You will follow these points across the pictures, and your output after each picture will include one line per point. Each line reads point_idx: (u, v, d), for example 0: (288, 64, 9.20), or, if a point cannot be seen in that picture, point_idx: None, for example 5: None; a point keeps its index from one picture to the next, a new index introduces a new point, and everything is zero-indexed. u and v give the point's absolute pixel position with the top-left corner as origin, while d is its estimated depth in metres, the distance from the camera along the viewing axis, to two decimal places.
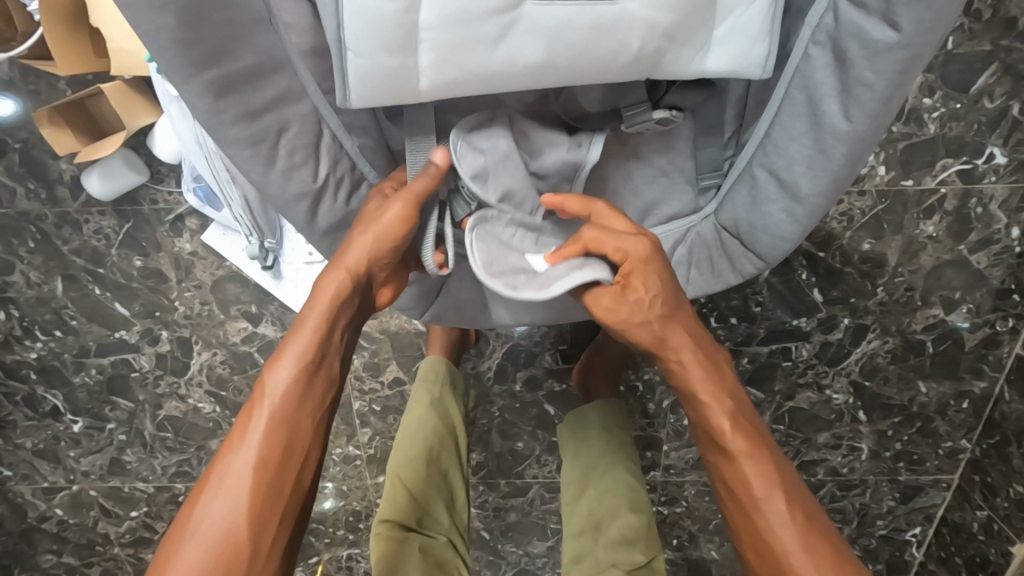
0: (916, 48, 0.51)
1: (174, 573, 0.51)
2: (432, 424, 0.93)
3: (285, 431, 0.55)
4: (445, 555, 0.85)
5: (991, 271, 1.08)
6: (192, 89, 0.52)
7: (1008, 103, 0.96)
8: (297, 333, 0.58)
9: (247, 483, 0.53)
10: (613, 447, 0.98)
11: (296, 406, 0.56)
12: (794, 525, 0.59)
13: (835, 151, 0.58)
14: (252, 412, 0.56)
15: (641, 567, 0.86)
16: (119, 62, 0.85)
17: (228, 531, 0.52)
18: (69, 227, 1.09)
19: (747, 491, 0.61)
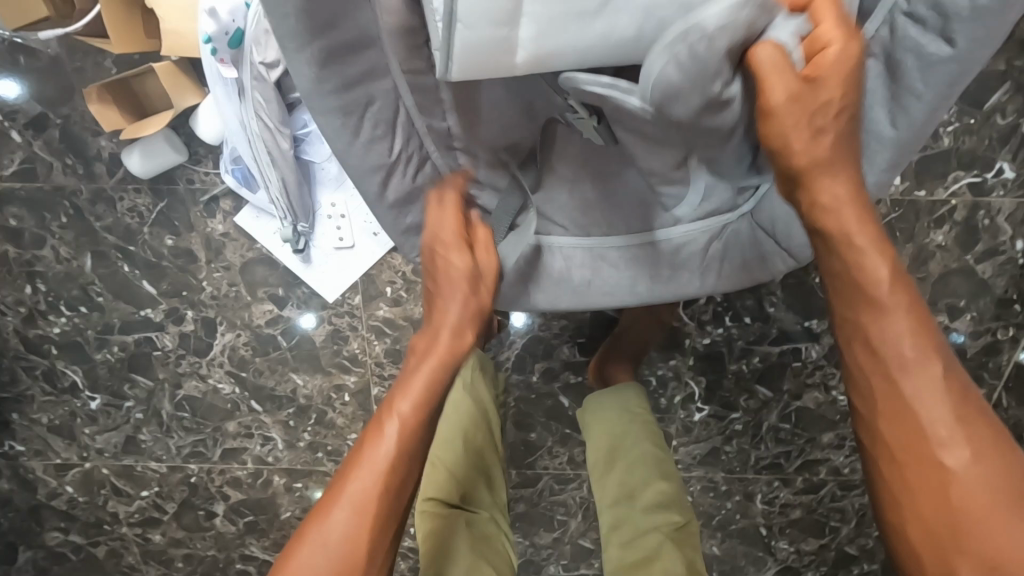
0: (966, 61, 0.54)
1: (329, 527, 0.56)
2: (465, 408, 0.96)
3: (429, 409, 0.60)
4: (489, 531, 0.88)
5: (995, 281, 1.12)
6: (302, 57, 0.55)
7: (1019, 120, 1.01)
8: (432, 350, 0.63)
9: (381, 474, 0.57)
10: (636, 424, 1.02)
11: (438, 387, 0.62)
12: (943, 390, 0.53)
13: (878, 157, 0.61)
14: (387, 418, 0.59)
15: (681, 526, 0.90)
16: (171, 42, 0.87)
17: (360, 512, 0.56)
18: (103, 204, 1.10)
19: (895, 344, 0.54)
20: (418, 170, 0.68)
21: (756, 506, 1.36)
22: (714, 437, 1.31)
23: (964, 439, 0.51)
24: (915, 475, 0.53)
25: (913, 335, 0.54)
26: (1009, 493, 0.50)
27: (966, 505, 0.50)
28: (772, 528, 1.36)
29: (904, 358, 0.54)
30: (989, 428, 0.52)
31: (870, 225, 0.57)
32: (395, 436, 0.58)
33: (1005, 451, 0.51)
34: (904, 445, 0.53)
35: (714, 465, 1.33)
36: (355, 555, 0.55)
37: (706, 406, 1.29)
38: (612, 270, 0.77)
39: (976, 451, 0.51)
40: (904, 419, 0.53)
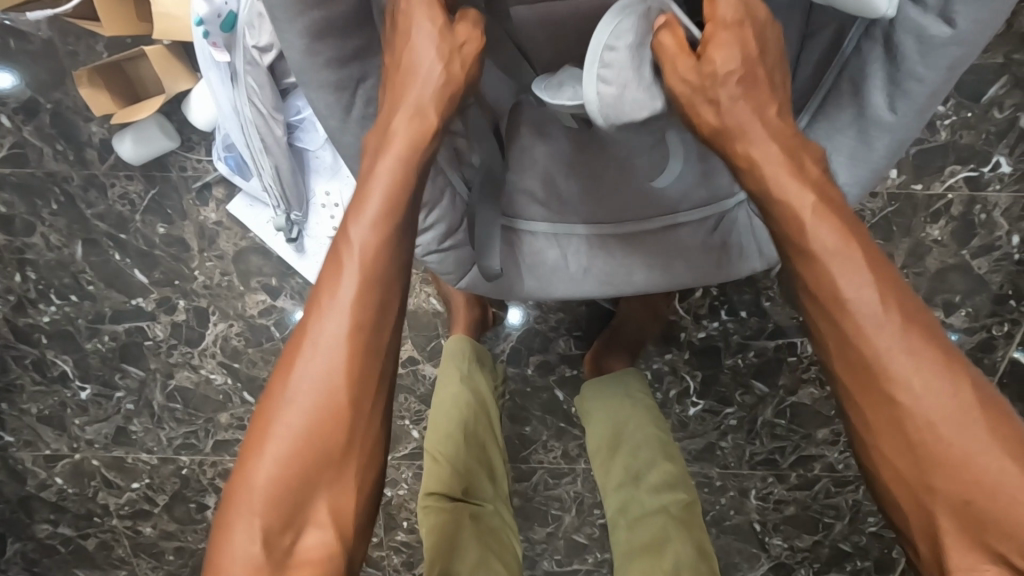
0: (969, 44, 0.54)
1: (280, 436, 0.49)
2: (466, 400, 0.94)
3: (375, 289, 0.52)
4: (494, 523, 0.87)
5: (991, 276, 1.12)
6: (296, 27, 0.54)
7: (1016, 114, 1.01)
8: (375, 184, 0.54)
9: (341, 341, 0.51)
10: (638, 408, 1.00)
11: (382, 261, 0.53)
12: (889, 324, 0.51)
13: (877, 143, 0.60)
14: (337, 275, 0.52)
15: (688, 505, 0.91)
16: (162, 25, 0.86)
17: (323, 392, 0.50)
18: (95, 191, 1.09)
19: (829, 284, 0.53)
20: None
21: (751, 502, 1.35)
22: (709, 432, 1.31)
23: (916, 372, 0.50)
24: (875, 415, 0.52)
25: (854, 271, 0.53)
26: (964, 414, 0.49)
27: (926, 438, 0.50)
28: (766, 524, 1.36)
29: (841, 297, 0.53)
30: (940, 350, 0.51)
31: (795, 168, 0.56)
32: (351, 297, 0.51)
33: (956, 371, 0.50)
34: (857, 389, 0.52)
35: (709, 460, 1.33)
36: (329, 439, 0.49)
37: (701, 400, 1.28)
38: (609, 257, 0.77)
39: (926, 381, 0.50)
40: (853, 359, 0.52)
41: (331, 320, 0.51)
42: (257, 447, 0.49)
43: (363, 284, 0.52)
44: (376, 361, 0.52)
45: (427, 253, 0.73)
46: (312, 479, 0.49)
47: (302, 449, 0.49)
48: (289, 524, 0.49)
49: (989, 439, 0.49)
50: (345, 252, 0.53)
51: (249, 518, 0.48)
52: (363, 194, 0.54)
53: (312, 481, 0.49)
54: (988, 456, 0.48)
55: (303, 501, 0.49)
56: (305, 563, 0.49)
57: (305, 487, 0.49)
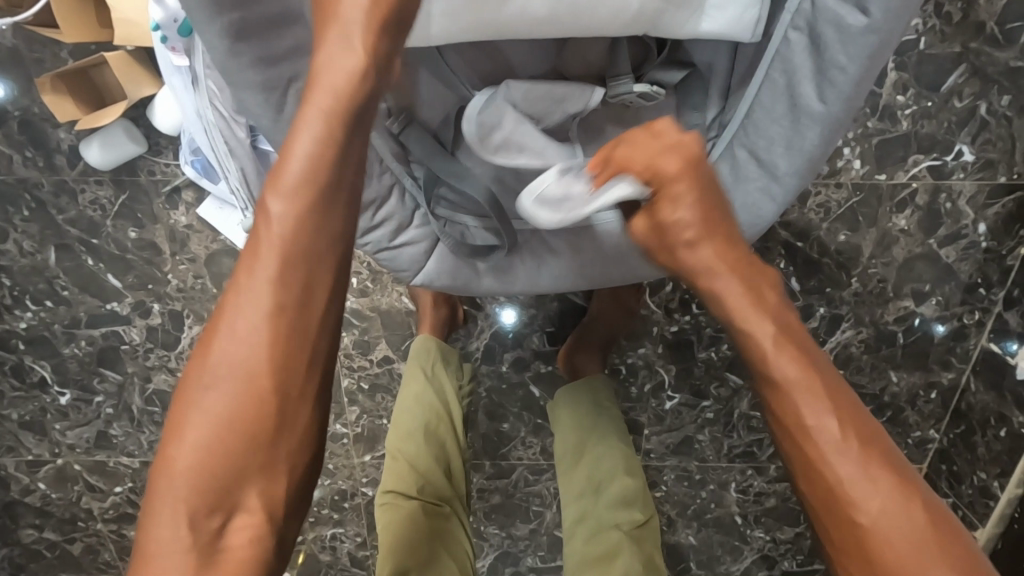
0: (885, 34, 0.55)
1: (195, 426, 0.49)
2: (428, 399, 0.95)
3: (299, 271, 0.51)
4: (448, 523, 0.88)
5: (960, 266, 1.13)
6: (213, 29, 0.54)
7: (976, 103, 1.01)
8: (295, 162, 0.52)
9: (262, 325, 0.50)
10: (605, 416, 1.01)
11: (305, 244, 0.51)
12: (847, 449, 0.55)
13: (810, 131, 0.61)
14: (257, 256, 0.51)
15: (641, 525, 0.91)
16: (125, 31, 0.87)
17: (242, 379, 0.49)
18: (65, 196, 1.10)
19: (794, 410, 0.57)
20: None
21: (731, 495, 1.36)
22: (687, 426, 1.31)
23: (875, 497, 0.54)
24: (840, 536, 0.55)
25: (816, 400, 0.56)
26: (919, 540, 0.53)
27: (886, 559, 0.53)
28: (747, 516, 1.37)
29: (805, 423, 0.56)
30: (893, 471, 0.55)
31: (758, 302, 0.59)
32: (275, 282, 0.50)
33: (911, 496, 0.54)
34: (819, 498, 0.56)
35: (687, 454, 1.33)
36: (250, 427, 0.49)
37: (676, 395, 1.29)
38: (563, 253, 0.78)
39: (885, 505, 0.54)
40: (816, 480, 0.56)
41: (254, 308, 0.50)
42: (177, 431, 0.50)
43: (308, 237, 0.51)
44: (305, 349, 0.51)
45: (379, 249, 0.73)
46: (235, 463, 0.49)
47: (259, 392, 0.49)
48: (218, 504, 0.49)
49: (943, 560, 0.52)
50: (264, 237, 0.51)
51: (175, 499, 0.48)
52: (281, 168, 0.51)
53: (233, 466, 0.49)
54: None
55: (229, 490, 0.49)
56: (235, 543, 0.49)
57: (225, 473, 0.49)
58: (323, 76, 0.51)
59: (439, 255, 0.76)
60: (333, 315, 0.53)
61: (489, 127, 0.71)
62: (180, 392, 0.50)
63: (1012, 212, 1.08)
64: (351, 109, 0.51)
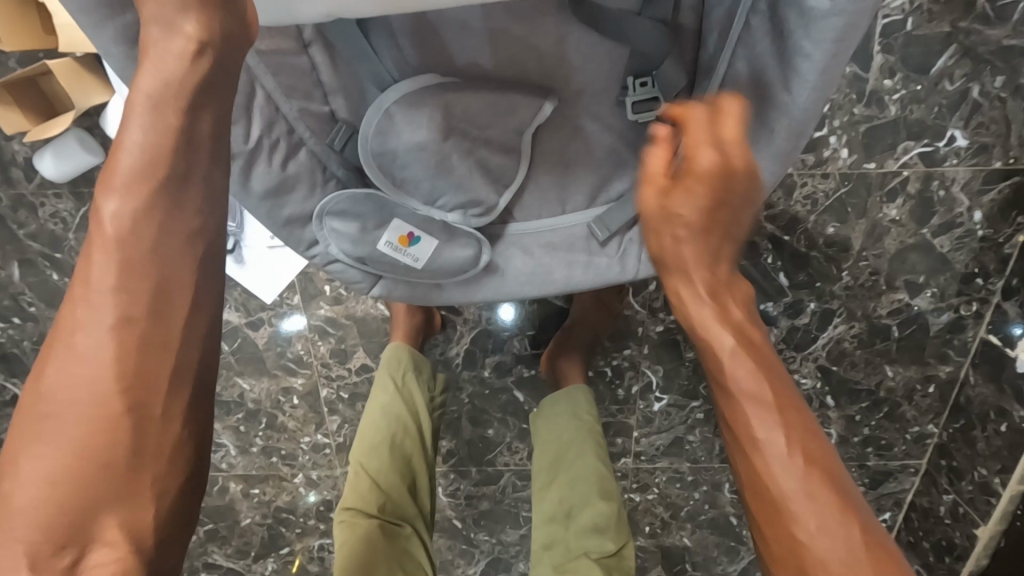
0: (851, 13, 0.48)
1: (35, 455, 0.43)
2: (396, 410, 0.92)
3: (148, 270, 0.45)
4: (408, 545, 0.84)
5: (955, 255, 1.08)
6: (106, 33, 0.50)
7: (968, 85, 0.96)
8: (128, 150, 0.45)
9: (108, 335, 0.44)
10: (582, 432, 0.96)
11: (156, 240, 0.45)
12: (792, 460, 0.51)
13: (777, 126, 0.57)
14: (97, 256, 0.45)
15: (612, 555, 0.85)
16: (67, 38, 0.83)
17: (92, 396, 0.43)
18: (25, 210, 1.07)
19: (743, 416, 0.52)
20: (289, 158, 0.64)
21: (725, 496, 1.32)
22: (676, 426, 1.28)
23: (812, 513, 0.50)
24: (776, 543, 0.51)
25: (763, 400, 0.52)
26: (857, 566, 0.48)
27: None
28: (742, 517, 1.33)
29: (752, 426, 0.52)
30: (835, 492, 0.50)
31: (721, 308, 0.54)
32: (120, 284, 0.44)
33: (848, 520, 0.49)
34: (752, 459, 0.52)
35: (678, 455, 1.30)
36: (98, 453, 0.43)
37: (665, 395, 1.25)
38: (527, 256, 0.74)
39: (823, 528, 0.49)
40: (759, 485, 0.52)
41: (100, 314, 0.44)
42: (15, 463, 0.43)
43: (155, 224, 0.45)
44: (164, 360, 0.45)
45: (329, 261, 0.71)
46: (91, 490, 0.43)
47: (109, 408, 0.44)
48: (73, 543, 0.43)
49: None
50: (102, 238, 0.45)
51: (13, 542, 0.42)
52: (114, 163, 0.45)
53: (89, 495, 0.43)
54: None
55: (85, 521, 0.43)
56: None
57: (81, 502, 0.43)
58: (151, 63, 0.46)
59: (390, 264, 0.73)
60: (203, 315, 0.47)
61: (400, 156, 0.67)
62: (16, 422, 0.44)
63: (1009, 198, 1.03)
64: (172, 117, 0.45)
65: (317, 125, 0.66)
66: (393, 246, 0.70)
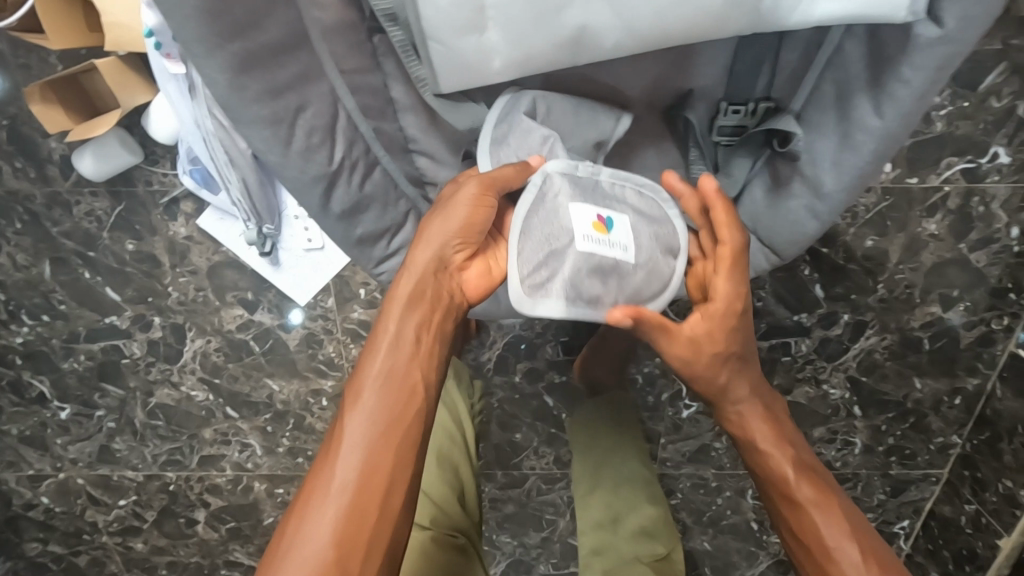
0: (956, 44, 0.51)
1: None
2: (441, 419, 0.93)
3: (359, 505, 0.56)
4: (466, 557, 0.83)
5: (990, 270, 1.09)
6: (214, 62, 0.47)
7: (1015, 102, 0.96)
8: (371, 363, 0.60)
9: (341, 501, 0.56)
10: (625, 439, 0.98)
11: (382, 433, 0.58)
12: (790, 458, 0.69)
13: (860, 149, 0.58)
14: (341, 440, 0.58)
15: (662, 558, 0.85)
16: (115, 36, 0.81)
17: (323, 551, 0.54)
18: (59, 208, 1.05)
19: (744, 422, 0.71)
20: (366, 177, 0.61)
21: (748, 502, 1.33)
22: (703, 434, 1.28)
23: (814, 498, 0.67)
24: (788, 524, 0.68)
25: (758, 413, 0.71)
26: (854, 538, 0.66)
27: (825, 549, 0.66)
28: (764, 522, 1.34)
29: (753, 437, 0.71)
30: (823, 479, 0.69)
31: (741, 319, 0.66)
32: (354, 466, 0.57)
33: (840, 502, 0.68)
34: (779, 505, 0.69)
35: (704, 462, 1.30)
36: None
37: (694, 403, 1.26)
38: None
39: (821, 506, 0.67)
40: (768, 479, 0.70)
41: (336, 492, 0.56)
42: None
43: (370, 427, 0.58)
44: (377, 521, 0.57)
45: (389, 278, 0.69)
46: None
47: (329, 555, 0.54)
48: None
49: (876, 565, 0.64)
50: (348, 422, 0.58)
51: None
52: (363, 375, 0.60)
53: None
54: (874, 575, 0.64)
55: None
56: None
57: None
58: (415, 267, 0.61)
59: None
60: (402, 492, 0.58)
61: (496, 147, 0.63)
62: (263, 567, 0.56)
63: None
64: (405, 353, 0.60)
65: (392, 144, 0.63)
66: (586, 269, 0.62)
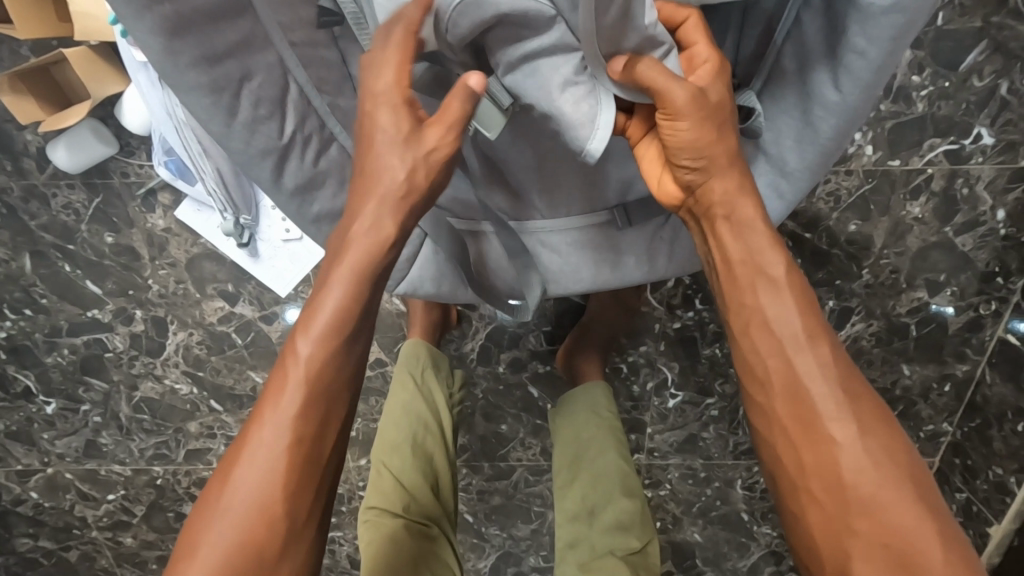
0: (912, 12, 0.49)
1: (206, 548, 0.49)
2: (417, 408, 0.92)
3: (303, 450, 0.51)
4: (437, 546, 0.83)
5: (976, 254, 1.07)
6: (144, 25, 0.47)
7: (997, 82, 0.95)
8: (322, 296, 0.53)
9: (280, 450, 0.51)
10: (604, 430, 0.96)
11: (330, 373, 0.52)
12: (831, 372, 0.53)
13: (823, 124, 0.58)
14: (281, 381, 0.52)
15: (636, 553, 0.84)
16: (82, 26, 0.81)
17: (260, 501, 0.50)
18: (37, 201, 1.06)
19: (785, 326, 0.53)
20: (320, 154, 0.62)
21: (737, 492, 1.32)
22: (690, 423, 1.27)
23: (852, 418, 0.51)
24: (804, 448, 0.52)
25: (799, 317, 0.54)
26: (896, 480, 0.50)
27: (854, 483, 0.50)
28: (754, 513, 1.33)
29: (795, 339, 0.53)
30: (871, 402, 0.53)
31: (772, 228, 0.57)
32: (297, 412, 0.51)
33: (886, 426, 0.52)
34: (798, 426, 0.52)
35: (692, 452, 1.29)
36: (263, 550, 0.50)
37: (680, 392, 1.25)
38: (560, 253, 0.74)
39: (862, 428, 0.51)
40: (795, 395, 0.53)
41: (285, 413, 0.51)
42: (190, 548, 0.50)
43: (307, 372, 0.52)
44: (317, 467, 0.52)
45: None
46: None
47: (268, 498, 0.50)
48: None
49: (918, 507, 0.49)
50: (290, 364, 0.52)
51: None
52: (311, 311, 0.53)
53: None
54: (919, 521, 0.49)
55: None
56: None
57: None
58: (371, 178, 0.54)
59: (419, 265, 0.74)
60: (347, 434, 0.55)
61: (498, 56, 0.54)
62: (191, 521, 0.51)
63: None
64: (362, 288, 0.53)
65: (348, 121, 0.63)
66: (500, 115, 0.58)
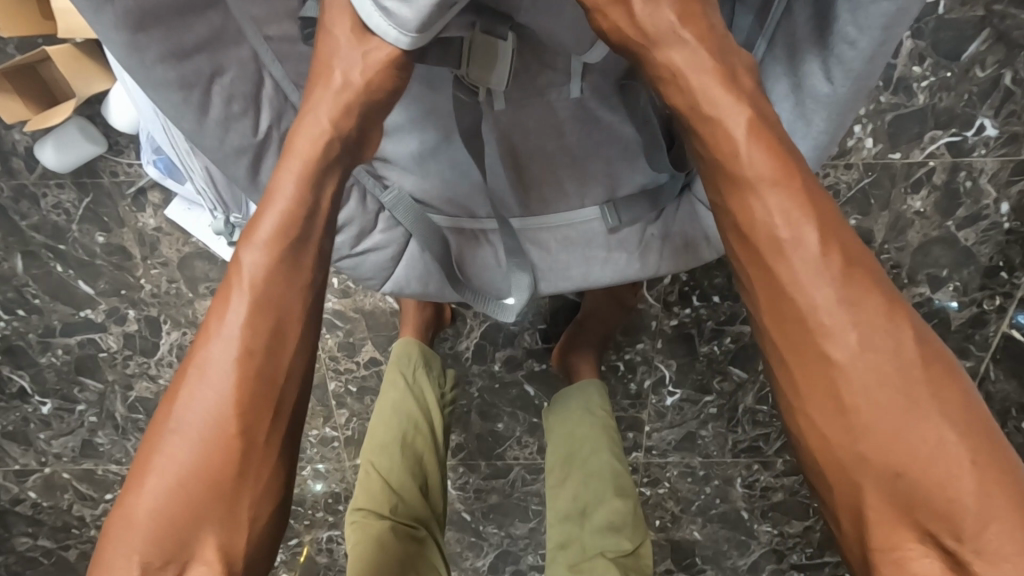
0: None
1: (158, 471, 0.44)
2: (407, 407, 0.91)
3: (254, 368, 0.45)
4: (424, 547, 0.82)
5: (980, 248, 1.05)
6: (106, 20, 0.46)
7: (1000, 72, 0.93)
8: (274, 198, 0.48)
9: (230, 371, 0.45)
10: (597, 430, 0.95)
11: (283, 286, 0.47)
12: (910, 397, 0.40)
13: (815, 116, 0.57)
14: (230, 293, 0.47)
15: (628, 555, 0.84)
16: (66, 24, 0.80)
17: (213, 420, 0.44)
18: (27, 201, 1.05)
19: (837, 341, 0.41)
20: None
21: (737, 490, 1.31)
22: (689, 421, 1.26)
23: (944, 457, 0.39)
24: (883, 500, 0.40)
25: (861, 327, 0.41)
26: (1018, 528, 0.37)
27: (957, 536, 0.38)
28: (754, 511, 1.32)
29: (842, 358, 0.41)
30: (978, 433, 0.39)
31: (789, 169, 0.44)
32: (243, 328, 0.46)
33: (1001, 466, 0.39)
34: (865, 465, 0.40)
35: (690, 449, 1.28)
36: (217, 477, 0.44)
37: (677, 390, 1.23)
38: (550, 249, 0.74)
39: (960, 467, 0.38)
40: (857, 430, 0.40)
41: (234, 327, 0.46)
42: (140, 475, 0.45)
43: (254, 284, 0.46)
44: (274, 391, 0.46)
45: (341, 257, 0.69)
46: (201, 512, 0.44)
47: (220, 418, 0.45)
48: (170, 567, 0.44)
49: None
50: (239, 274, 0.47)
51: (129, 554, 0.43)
52: (257, 221, 0.48)
53: (200, 516, 0.44)
54: None
55: (182, 544, 0.44)
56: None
57: (192, 524, 0.44)
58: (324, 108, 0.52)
59: (405, 263, 0.72)
60: (305, 356, 0.48)
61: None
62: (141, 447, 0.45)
63: None
64: (309, 193, 0.49)
65: None
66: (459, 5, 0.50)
